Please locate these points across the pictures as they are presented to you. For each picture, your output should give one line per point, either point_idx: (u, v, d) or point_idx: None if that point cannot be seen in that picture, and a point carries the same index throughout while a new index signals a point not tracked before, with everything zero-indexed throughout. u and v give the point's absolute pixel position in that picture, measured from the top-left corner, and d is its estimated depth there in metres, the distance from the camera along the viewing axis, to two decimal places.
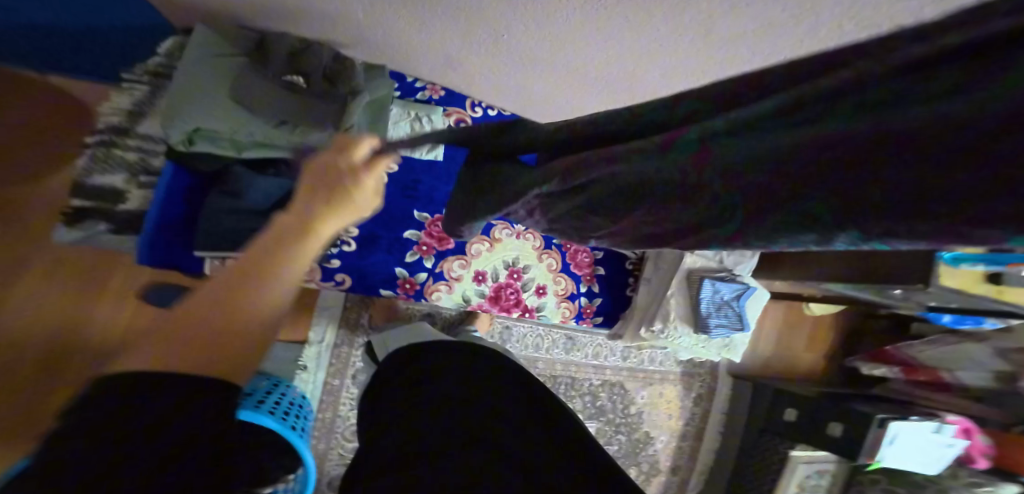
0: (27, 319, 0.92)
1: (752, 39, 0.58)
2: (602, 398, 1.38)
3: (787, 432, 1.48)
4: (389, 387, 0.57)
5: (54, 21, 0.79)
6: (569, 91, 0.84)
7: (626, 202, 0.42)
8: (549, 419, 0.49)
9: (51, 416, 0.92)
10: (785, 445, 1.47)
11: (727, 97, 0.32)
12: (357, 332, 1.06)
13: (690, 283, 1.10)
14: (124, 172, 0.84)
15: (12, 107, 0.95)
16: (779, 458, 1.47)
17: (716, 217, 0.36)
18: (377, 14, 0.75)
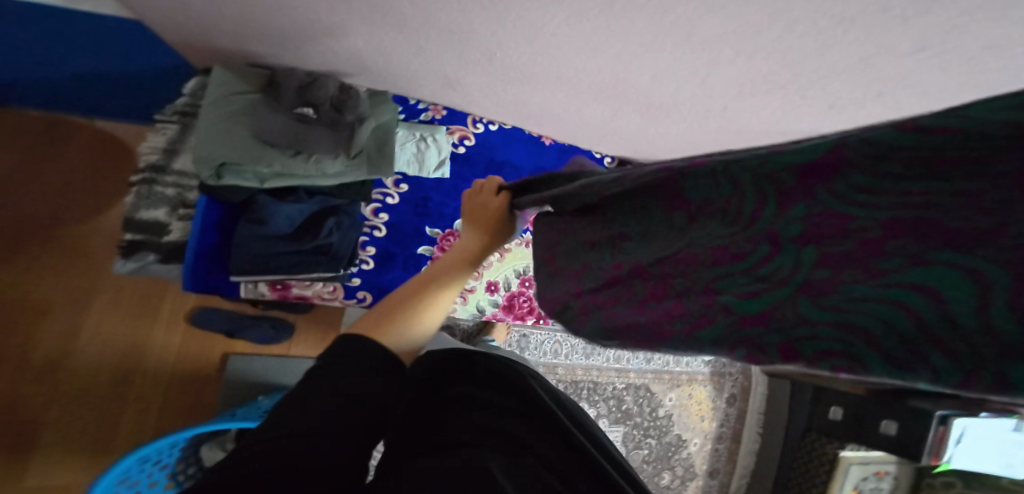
0: (92, 343, 1.02)
1: (733, 35, 0.60)
2: (627, 401, 1.36)
3: (834, 431, 1.40)
4: None
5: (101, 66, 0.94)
6: (565, 101, 0.87)
7: (648, 239, 0.34)
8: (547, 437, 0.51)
9: (116, 433, 1.00)
10: (834, 445, 1.38)
11: None
12: None
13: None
14: (165, 205, 0.92)
15: (64, 152, 1.06)
16: (829, 460, 1.38)
17: (738, 280, 0.26)
18: (375, 42, 0.79)
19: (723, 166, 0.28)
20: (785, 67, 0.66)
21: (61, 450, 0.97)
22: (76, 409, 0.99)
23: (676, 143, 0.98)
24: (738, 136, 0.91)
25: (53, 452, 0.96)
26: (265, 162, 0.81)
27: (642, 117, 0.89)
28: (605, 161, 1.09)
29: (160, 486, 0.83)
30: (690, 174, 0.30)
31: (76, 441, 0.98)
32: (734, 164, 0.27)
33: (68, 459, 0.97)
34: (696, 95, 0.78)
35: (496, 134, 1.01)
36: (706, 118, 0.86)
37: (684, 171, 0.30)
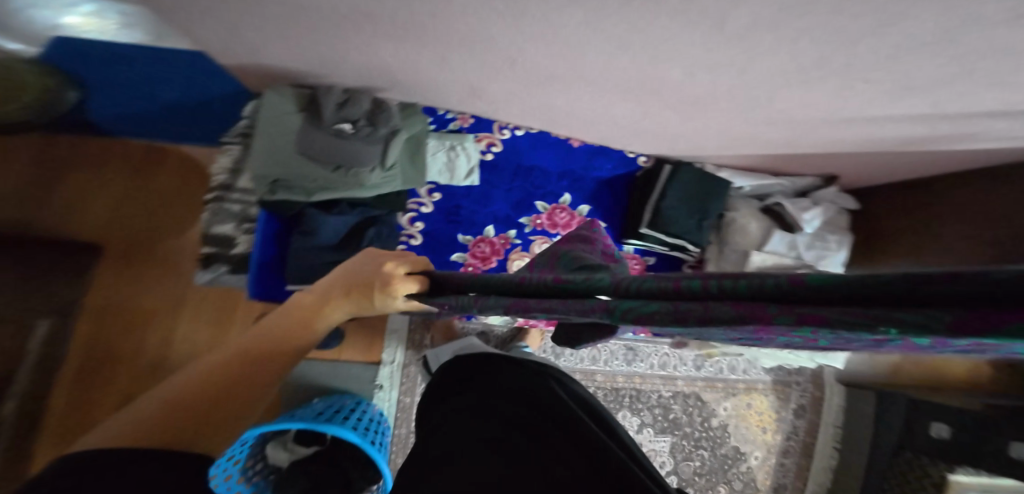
0: (185, 342, 1.17)
1: (773, 19, 0.54)
2: (674, 410, 1.29)
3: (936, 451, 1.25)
4: (429, 419, 0.61)
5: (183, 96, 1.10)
6: (593, 102, 0.84)
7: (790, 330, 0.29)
8: (556, 449, 0.50)
9: None
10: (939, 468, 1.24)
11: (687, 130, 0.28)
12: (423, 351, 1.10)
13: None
14: (231, 220, 1.01)
15: (159, 173, 1.22)
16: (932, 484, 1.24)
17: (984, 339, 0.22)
18: (402, 57, 0.81)
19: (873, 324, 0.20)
20: (836, 51, 0.58)
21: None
22: None
23: (720, 137, 0.90)
24: (791, 126, 0.82)
25: None
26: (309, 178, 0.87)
27: (677, 113, 0.83)
28: (640, 160, 1.03)
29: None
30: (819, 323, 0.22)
31: None
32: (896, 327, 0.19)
33: None
34: (735, 87, 0.72)
35: (524, 138, 0.99)
36: (750, 109, 0.78)
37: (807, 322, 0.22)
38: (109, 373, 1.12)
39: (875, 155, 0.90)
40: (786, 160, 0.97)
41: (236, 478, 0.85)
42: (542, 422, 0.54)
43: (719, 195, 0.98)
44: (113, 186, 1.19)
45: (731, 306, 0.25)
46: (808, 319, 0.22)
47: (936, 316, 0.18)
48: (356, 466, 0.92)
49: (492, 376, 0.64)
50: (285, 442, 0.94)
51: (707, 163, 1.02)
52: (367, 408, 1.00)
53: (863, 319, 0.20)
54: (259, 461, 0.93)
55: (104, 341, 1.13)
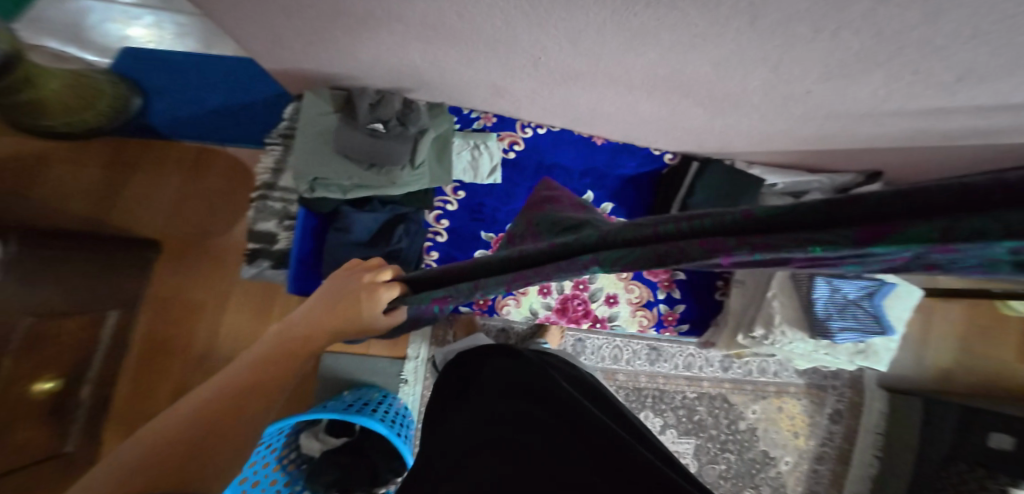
0: (231, 332, 1.27)
1: (812, 13, 0.50)
2: (699, 412, 1.27)
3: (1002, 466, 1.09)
4: (443, 417, 0.63)
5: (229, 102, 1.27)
6: (617, 99, 0.82)
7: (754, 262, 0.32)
8: (558, 438, 0.51)
9: None
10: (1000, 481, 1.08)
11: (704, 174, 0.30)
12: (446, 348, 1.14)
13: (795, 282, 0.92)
14: (275, 218, 1.02)
15: (207, 173, 1.30)
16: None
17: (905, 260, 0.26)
18: (431, 58, 0.82)
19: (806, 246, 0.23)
20: (882, 43, 0.53)
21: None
22: None
23: (752, 133, 0.86)
24: (831, 122, 0.77)
25: None
26: (344, 176, 0.88)
27: (707, 110, 0.80)
28: (666, 158, 1.02)
29: (281, 484, 0.95)
30: (765, 248, 0.25)
31: None
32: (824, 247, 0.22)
33: None
34: (768, 81, 0.67)
35: (546, 137, 0.99)
36: (785, 105, 0.74)
37: (757, 248, 0.25)
38: (161, 364, 1.24)
39: (925, 150, 0.84)
40: (823, 156, 0.93)
41: (272, 466, 0.93)
42: (537, 409, 0.56)
43: (751, 192, 0.94)
44: (168, 185, 1.29)
45: (699, 243, 0.27)
46: (758, 244, 0.25)
47: (848, 233, 0.21)
48: (382, 458, 0.98)
49: (491, 369, 0.66)
50: (317, 432, 0.98)
51: (737, 159, 0.99)
52: (392, 401, 1.05)
53: (796, 240, 0.23)
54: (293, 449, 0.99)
55: (162, 332, 1.25)
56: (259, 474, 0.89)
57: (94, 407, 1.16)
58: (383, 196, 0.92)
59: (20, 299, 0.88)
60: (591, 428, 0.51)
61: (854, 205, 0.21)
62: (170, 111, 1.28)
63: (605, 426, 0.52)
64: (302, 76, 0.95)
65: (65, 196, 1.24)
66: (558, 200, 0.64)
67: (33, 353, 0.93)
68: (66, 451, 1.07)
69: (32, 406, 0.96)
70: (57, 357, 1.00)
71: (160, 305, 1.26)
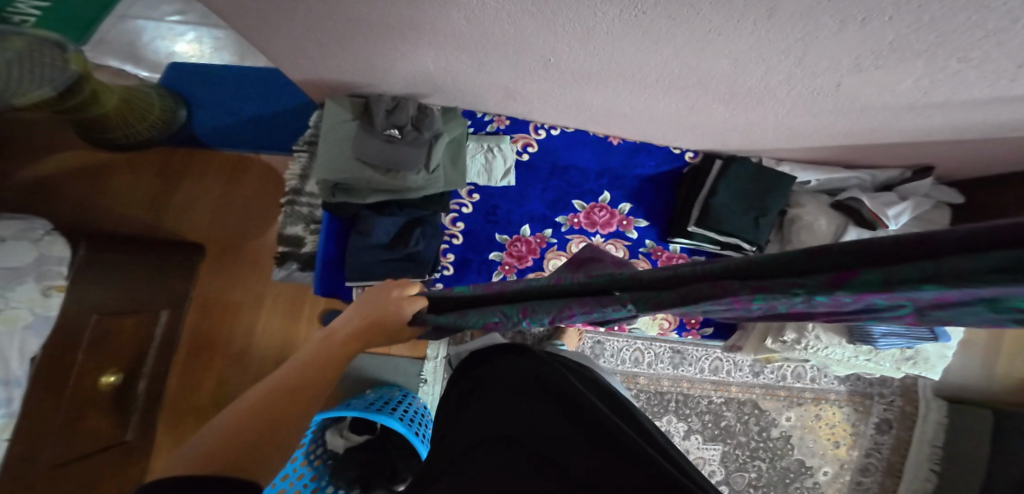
0: (269, 332, 1.38)
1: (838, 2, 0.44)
2: (726, 416, 1.23)
3: None
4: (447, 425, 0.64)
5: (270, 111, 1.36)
6: (633, 98, 0.78)
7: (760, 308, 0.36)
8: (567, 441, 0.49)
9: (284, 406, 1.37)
10: None
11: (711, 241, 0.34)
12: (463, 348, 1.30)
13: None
14: (302, 222, 0.98)
15: (244, 179, 1.40)
16: None
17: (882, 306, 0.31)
18: (443, 64, 0.80)
19: (794, 290, 0.28)
20: (921, 30, 0.47)
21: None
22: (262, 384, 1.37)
23: (778, 129, 0.80)
24: (868, 115, 0.70)
25: None
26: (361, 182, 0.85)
27: (729, 105, 0.74)
28: (687, 156, 0.96)
29: (308, 477, 1.02)
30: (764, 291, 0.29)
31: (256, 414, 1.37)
32: (807, 291, 0.28)
33: None
34: (794, 75, 0.61)
35: (560, 137, 0.96)
36: (815, 99, 0.67)
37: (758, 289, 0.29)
38: (207, 363, 1.37)
39: (990, 143, 0.74)
40: (863, 153, 0.85)
41: (301, 460, 1.01)
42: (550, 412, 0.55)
43: (780, 188, 0.89)
44: (211, 192, 1.40)
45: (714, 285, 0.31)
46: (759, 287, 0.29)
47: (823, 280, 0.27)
48: (402, 455, 1.04)
49: (505, 371, 0.66)
50: (342, 429, 1.07)
51: (764, 156, 0.93)
52: (411, 401, 1.14)
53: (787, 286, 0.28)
54: (320, 445, 1.07)
55: (209, 329, 1.37)
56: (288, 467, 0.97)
57: (150, 399, 1.27)
58: (400, 201, 0.89)
59: (81, 303, 0.97)
60: (607, 435, 0.50)
61: (830, 256, 0.26)
62: (211, 120, 1.36)
63: (618, 433, 0.50)
64: (317, 86, 0.96)
65: (125, 202, 1.36)
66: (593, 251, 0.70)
67: (94, 350, 1.03)
68: (127, 439, 1.19)
69: (97, 397, 1.07)
70: (115, 353, 1.11)
71: (205, 305, 1.38)
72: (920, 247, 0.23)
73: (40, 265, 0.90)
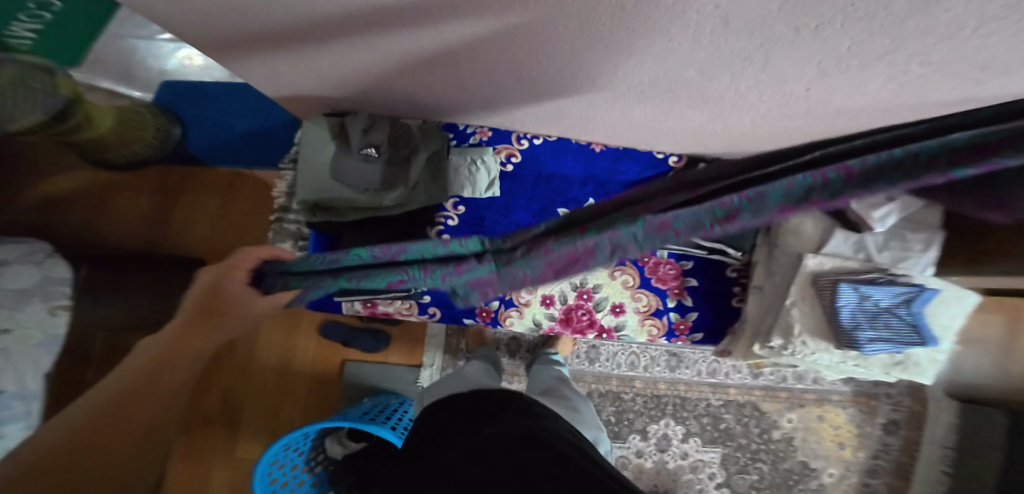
0: (267, 345, 1.43)
1: (792, 15, 0.43)
2: (725, 419, 1.22)
3: None
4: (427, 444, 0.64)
5: (263, 125, 1.38)
6: (609, 106, 0.77)
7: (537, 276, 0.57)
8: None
9: (285, 414, 1.43)
10: None
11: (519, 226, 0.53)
12: (458, 355, 1.32)
13: (816, 287, 0.80)
14: (290, 238, 0.98)
15: (238, 193, 1.42)
16: None
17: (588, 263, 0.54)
18: (417, 81, 0.80)
19: None
20: (880, 40, 0.46)
21: (257, 428, 1.44)
22: (262, 393, 1.44)
23: (759, 131, 0.78)
24: (841, 118, 0.69)
25: (250, 429, 1.44)
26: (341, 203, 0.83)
27: (704, 111, 0.73)
28: (671, 161, 0.95)
29: (308, 484, 1.05)
30: None
31: (258, 422, 1.44)
32: None
33: (257, 434, 1.43)
34: (762, 82, 0.60)
35: (543, 146, 0.95)
36: (789, 103, 0.65)
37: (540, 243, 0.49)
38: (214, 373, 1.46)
39: None
40: None
41: (301, 468, 1.05)
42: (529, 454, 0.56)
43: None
44: (207, 207, 1.42)
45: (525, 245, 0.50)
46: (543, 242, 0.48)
47: None
48: None
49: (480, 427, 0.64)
50: (340, 437, 1.09)
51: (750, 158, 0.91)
52: (408, 408, 1.19)
53: None
54: (320, 452, 1.10)
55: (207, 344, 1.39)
56: (287, 476, 1.00)
57: None
58: (382, 219, 0.87)
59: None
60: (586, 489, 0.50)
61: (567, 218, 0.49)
62: (205, 137, 1.39)
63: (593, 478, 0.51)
64: (301, 105, 0.97)
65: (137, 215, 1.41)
66: None
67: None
68: None
69: None
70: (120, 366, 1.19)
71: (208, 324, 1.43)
72: None
73: (45, 285, 0.93)
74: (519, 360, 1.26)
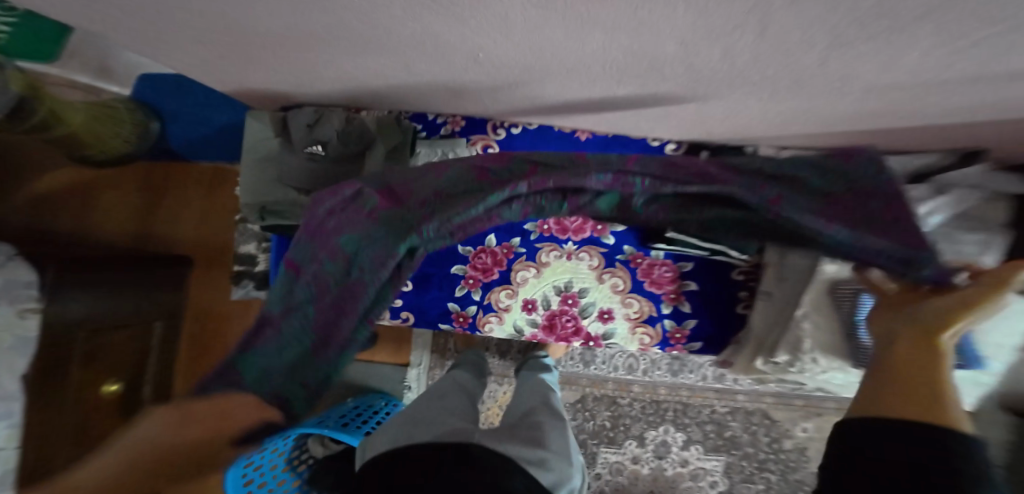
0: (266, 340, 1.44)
1: None
2: (731, 427, 1.12)
3: None
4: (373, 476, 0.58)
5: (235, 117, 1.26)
6: (584, 89, 0.66)
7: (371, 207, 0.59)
8: None
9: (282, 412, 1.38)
10: None
11: (425, 208, 0.53)
12: (446, 355, 1.26)
13: (835, 296, 0.67)
14: (254, 240, 0.92)
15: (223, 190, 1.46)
16: None
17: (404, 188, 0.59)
18: (366, 68, 0.70)
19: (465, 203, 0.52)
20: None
21: None
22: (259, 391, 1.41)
23: (768, 114, 0.66)
24: (868, 97, 0.56)
25: None
26: (286, 206, 0.73)
27: (697, 92, 0.61)
28: (668, 149, 0.83)
29: (290, 484, 1.04)
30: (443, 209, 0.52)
31: None
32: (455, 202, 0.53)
33: None
34: (761, 55, 0.48)
35: (522, 136, 0.85)
36: (801, 80, 0.53)
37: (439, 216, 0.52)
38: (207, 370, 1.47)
39: None
40: (889, 138, 0.69)
41: (281, 467, 1.05)
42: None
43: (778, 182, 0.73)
44: (193, 202, 1.45)
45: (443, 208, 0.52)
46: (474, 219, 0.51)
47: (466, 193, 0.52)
48: None
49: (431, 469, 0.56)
50: (322, 438, 1.07)
51: (761, 145, 0.79)
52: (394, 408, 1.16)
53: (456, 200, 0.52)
54: (304, 451, 1.09)
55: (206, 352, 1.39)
56: (265, 476, 1.02)
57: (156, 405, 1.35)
58: None
59: (75, 319, 1.03)
60: None
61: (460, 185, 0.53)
62: (186, 135, 1.31)
63: None
64: (257, 96, 0.89)
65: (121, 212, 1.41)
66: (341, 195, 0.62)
67: (92, 361, 1.10)
68: None
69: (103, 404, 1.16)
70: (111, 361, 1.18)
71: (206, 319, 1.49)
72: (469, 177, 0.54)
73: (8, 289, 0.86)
74: (509, 361, 1.19)
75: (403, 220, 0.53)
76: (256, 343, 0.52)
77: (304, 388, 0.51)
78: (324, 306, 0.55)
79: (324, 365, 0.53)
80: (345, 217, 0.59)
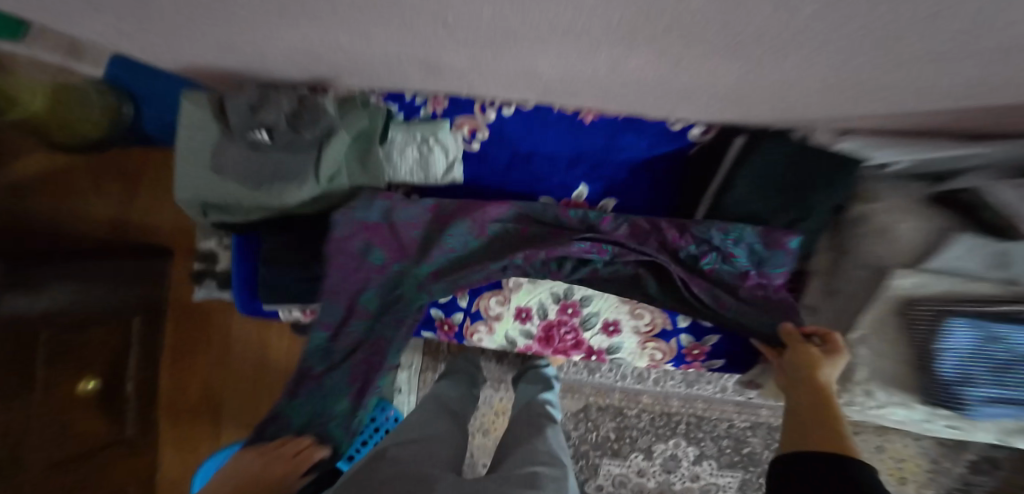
0: (252, 335, 1.36)
1: None
2: (750, 442, 1.02)
3: None
4: None
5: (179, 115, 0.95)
6: (588, 57, 0.52)
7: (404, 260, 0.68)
8: None
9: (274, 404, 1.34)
10: None
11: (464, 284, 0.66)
12: (439, 357, 1.16)
13: (908, 316, 0.55)
14: (214, 235, 0.82)
15: None
16: None
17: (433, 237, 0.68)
18: (317, 36, 0.56)
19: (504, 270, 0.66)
20: None
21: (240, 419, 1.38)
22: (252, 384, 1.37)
23: (824, 91, 0.51)
24: (969, 69, 0.42)
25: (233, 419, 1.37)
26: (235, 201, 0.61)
27: (733, 63, 0.47)
28: (693, 133, 0.68)
29: None
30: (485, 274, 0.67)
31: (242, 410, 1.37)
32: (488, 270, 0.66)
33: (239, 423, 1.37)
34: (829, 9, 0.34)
35: (514, 118, 0.72)
36: (881, 43, 0.38)
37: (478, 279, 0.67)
38: (194, 362, 1.39)
39: None
40: (983, 121, 0.53)
41: None
42: None
43: (839, 180, 0.59)
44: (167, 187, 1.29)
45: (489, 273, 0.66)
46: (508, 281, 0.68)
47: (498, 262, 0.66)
48: None
49: None
50: None
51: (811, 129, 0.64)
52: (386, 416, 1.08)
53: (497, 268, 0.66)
54: None
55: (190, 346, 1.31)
56: None
57: (140, 398, 1.24)
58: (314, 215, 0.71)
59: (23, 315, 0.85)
60: None
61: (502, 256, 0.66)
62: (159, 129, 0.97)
63: None
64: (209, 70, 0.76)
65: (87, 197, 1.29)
66: (377, 237, 0.68)
67: (58, 360, 0.96)
68: (126, 436, 1.20)
69: (78, 403, 1.04)
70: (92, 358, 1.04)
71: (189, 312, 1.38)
72: (507, 247, 0.67)
73: None
74: (507, 366, 1.09)
75: (412, 281, 0.67)
76: (295, 397, 0.67)
77: (344, 428, 0.68)
78: (356, 358, 0.68)
79: (355, 415, 0.67)
80: (356, 277, 0.68)
